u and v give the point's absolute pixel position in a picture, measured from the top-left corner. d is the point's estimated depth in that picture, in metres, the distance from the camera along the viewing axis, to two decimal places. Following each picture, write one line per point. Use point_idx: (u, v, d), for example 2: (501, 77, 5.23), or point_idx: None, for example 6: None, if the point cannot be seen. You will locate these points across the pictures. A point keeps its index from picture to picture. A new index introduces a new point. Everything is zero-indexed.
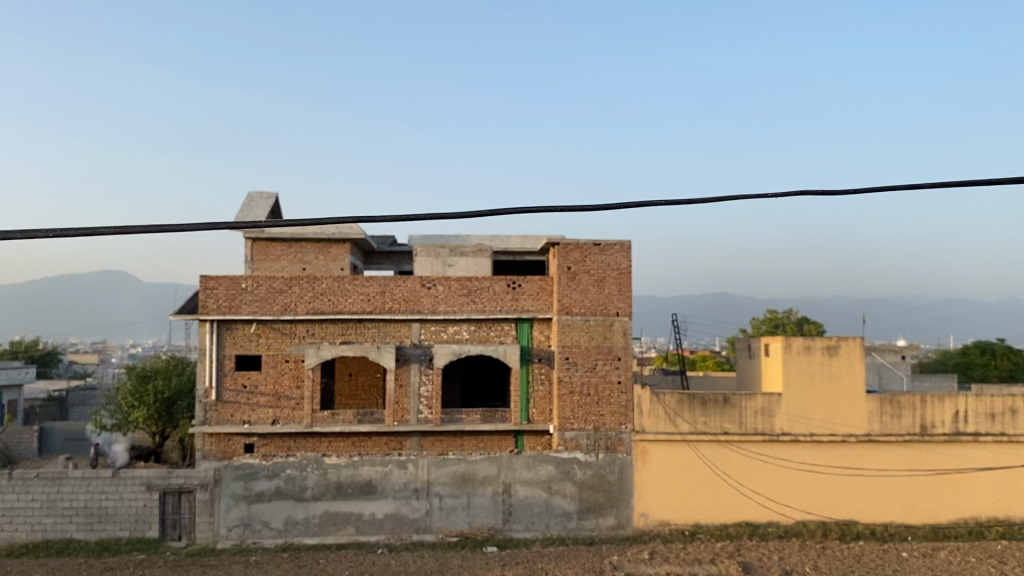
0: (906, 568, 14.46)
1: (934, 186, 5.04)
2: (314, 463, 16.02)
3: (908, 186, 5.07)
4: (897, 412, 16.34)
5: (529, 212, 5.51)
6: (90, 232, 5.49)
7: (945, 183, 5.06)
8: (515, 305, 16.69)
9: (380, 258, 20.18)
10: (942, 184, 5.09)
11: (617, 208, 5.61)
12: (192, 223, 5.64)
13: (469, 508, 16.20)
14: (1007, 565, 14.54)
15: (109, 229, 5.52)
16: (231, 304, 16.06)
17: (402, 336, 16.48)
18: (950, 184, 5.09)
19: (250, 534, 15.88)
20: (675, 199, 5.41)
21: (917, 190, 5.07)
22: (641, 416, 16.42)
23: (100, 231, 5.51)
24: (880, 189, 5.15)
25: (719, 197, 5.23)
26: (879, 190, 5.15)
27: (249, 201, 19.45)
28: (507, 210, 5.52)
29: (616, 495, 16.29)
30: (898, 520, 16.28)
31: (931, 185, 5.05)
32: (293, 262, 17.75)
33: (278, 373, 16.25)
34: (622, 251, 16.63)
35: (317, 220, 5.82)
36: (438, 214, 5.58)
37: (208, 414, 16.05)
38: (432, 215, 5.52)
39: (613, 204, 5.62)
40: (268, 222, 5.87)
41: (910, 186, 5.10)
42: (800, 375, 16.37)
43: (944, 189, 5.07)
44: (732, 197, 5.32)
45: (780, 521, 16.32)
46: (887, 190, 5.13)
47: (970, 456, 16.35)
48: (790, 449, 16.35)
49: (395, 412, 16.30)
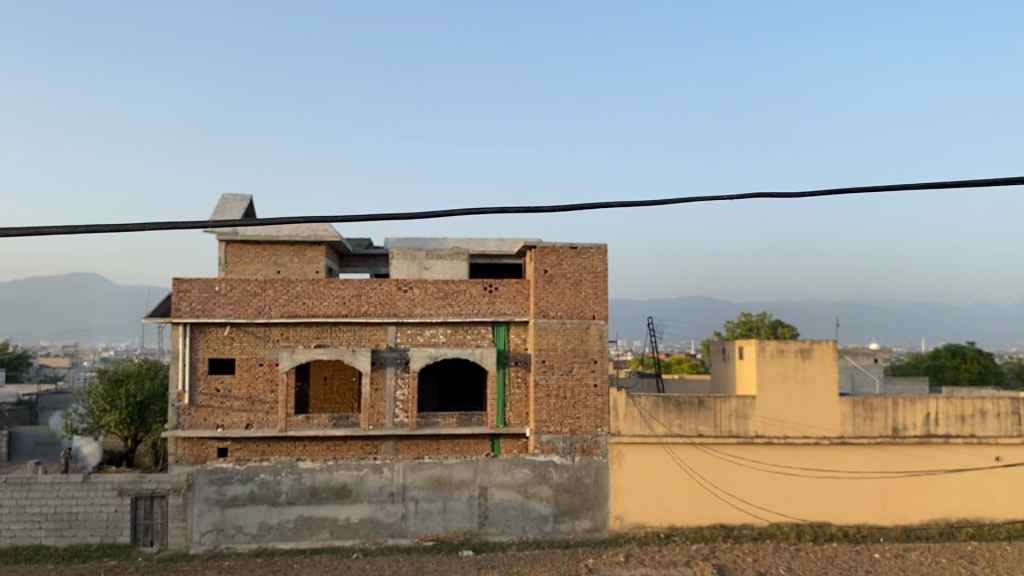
0: (879, 568, 14.64)
1: (885, 190, 5.14)
2: (289, 467, 15.89)
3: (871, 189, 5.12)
4: (869, 415, 16.50)
5: (483, 213, 5.61)
6: (33, 230, 5.46)
7: (908, 186, 5.11)
8: (492, 308, 16.68)
9: (356, 260, 20.06)
10: (906, 187, 5.13)
11: (572, 209, 5.67)
12: (142, 225, 5.65)
13: (445, 512, 16.16)
14: (977, 565, 14.78)
15: (51, 229, 5.49)
16: (204, 307, 15.90)
17: (378, 339, 16.43)
18: (918, 186, 5.10)
19: (223, 539, 15.73)
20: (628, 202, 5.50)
21: (871, 192, 5.15)
22: (617, 419, 16.47)
23: (42, 230, 5.47)
24: (833, 194, 5.25)
25: (668, 201, 5.34)
26: (842, 194, 5.21)
27: (223, 203, 19.29)
28: (461, 210, 5.60)
29: (592, 498, 16.31)
30: (870, 521, 16.44)
31: (884, 188, 5.14)
32: (267, 264, 17.61)
33: (252, 377, 16.13)
34: (598, 254, 16.66)
35: (272, 222, 5.84)
36: (393, 216, 5.63)
37: (181, 418, 15.88)
38: (386, 215, 5.59)
39: (567, 206, 5.69)
40: (224, 222, 5.89)
41: (871, 189, 5.17)
42: (773, 379, 16.50)
43: (907, 191, 5.13)
44: (684, 200, 5.42)
45: (754, 523, 16.43)
46: (834, 193, 5.25)
47: (941, 457, 16.55)
48: (764, 452, 16.46)
49: (370, 416, 16.23)
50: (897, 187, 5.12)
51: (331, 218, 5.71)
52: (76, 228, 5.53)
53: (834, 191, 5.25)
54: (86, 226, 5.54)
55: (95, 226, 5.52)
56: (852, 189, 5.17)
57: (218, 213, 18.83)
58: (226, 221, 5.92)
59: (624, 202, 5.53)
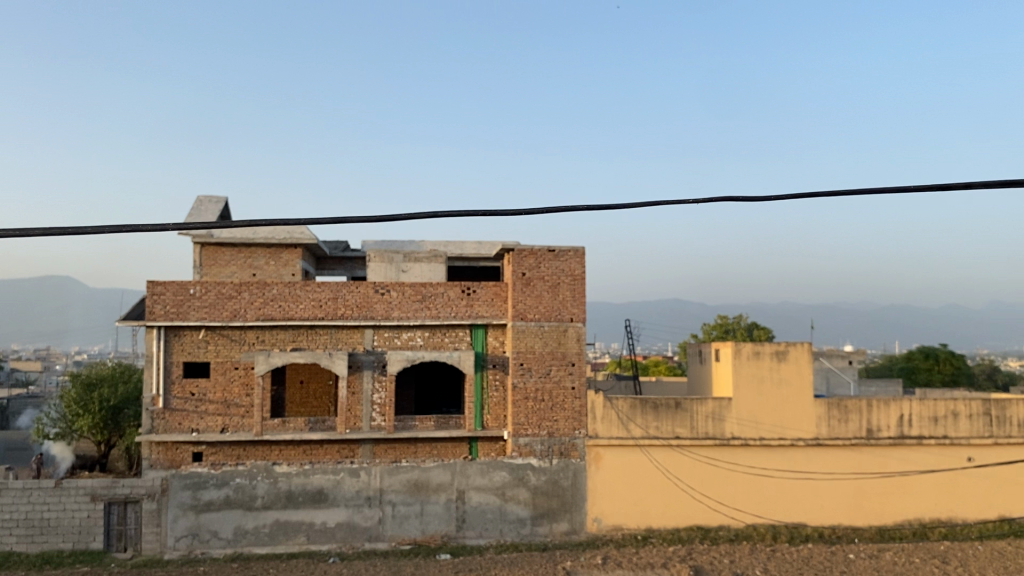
0: (854, 569, 14.77)
1: (841, 195, 5.17)
2: (264, 471, 15.74)
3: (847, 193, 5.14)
4: (844, 416, 16.64)
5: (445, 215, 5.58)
6: None
7: (863, 192, 5.16)
8: (470, 311, 16.63)
9: (332, 263, 19.95)
10: (867, 192, 5.18)
11: (534, 211, 5.66)
12: (98, 228, 5.55)
13: (423, 515, 16.09)
14: (949, 565, 14.96)
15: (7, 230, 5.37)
16: (179, 310, 15.76)
17: (355, 342, 16.33)
18: (881, 191, 5.14)
19: (198, 544, 15.55)
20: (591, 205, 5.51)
21: (830, 197, 5.18)
22: (594, 421, 16.49)
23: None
24: (791, 198, 5.27)
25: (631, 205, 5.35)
26: (804, 198, 5.23)
27: (198, 205, 19.14)
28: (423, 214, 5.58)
29: (569, 500, 16.33)
30: (845, 522, 16.57)
31: (841, 194, 5.17)
32: (243, 267, 17.47)
33: (227, 381, 16.00)
34: (576, 256, 16.68)
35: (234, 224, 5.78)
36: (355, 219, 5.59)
37: (155, 422, 15.75)
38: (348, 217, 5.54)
39: (530, 209, 5.67)
40: (185, 223, 5.82)
41: (829, 195, 5.19)
42: (749, 380, 16.59)
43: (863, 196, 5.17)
44: (646, 203, 5.41)
45: (730, 524, 16.50)
46: (792, 198, 5.28)
47: (914, 459, 16.71)
48: (740, 453, 16.56)
49: (347, 419, 16.18)
50: (871, 192, 5.17)
51: (310, 222, 5.67)
52: (38, 228, 5.44)
53: (792, 195, 5.25)
54: (42, 228, 5.43)
55: (65, 227, 5.44)
56: (814, 194, 5.20)
57: (193, 215, 18.68)
58: (205, 223, 5.87)
59: (604, 205, 5.52)
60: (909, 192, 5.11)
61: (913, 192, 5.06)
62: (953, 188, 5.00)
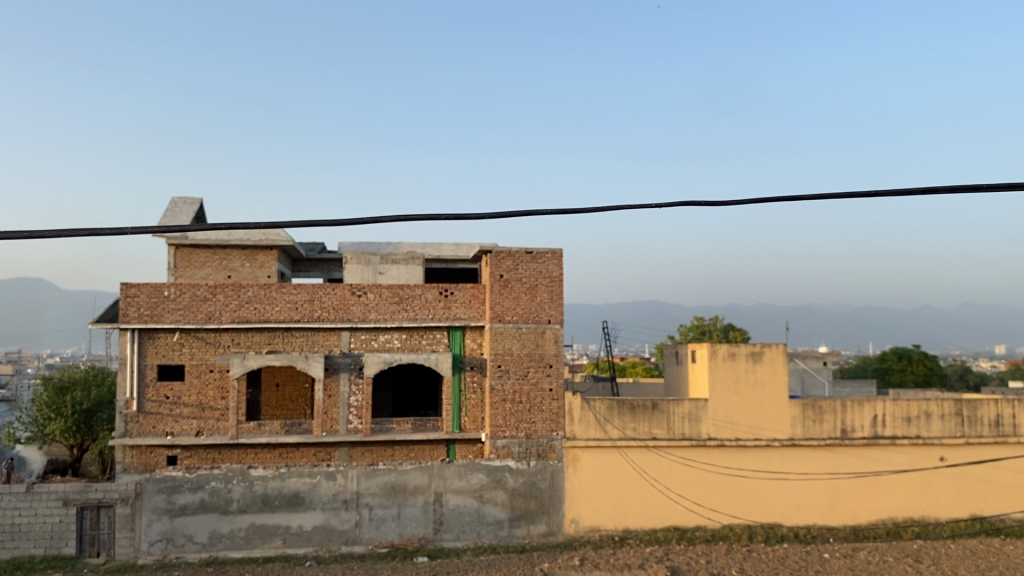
0: (828, 568, 14.89)
1: (804, 199, 5.20)
2: (240, 475, 15.60)
3: (821, 197, 5.18)
4: (819, 417, 16.79)
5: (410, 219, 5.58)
6: None
7: (823, 196, 5.21)
8: (448, 313, 16.60)
9: (308, 264, 19.83)
10: (827, 197, 5.23)
11: (499, 216, 5.65)
12: (56, 232, 5.45)
13: (400, 518, 16.04)
14: (922, 564, 15.14)
15: None
16: (153, 312, 15.60)
17: (331, 345, 16.25)
18: (841, 196, 5.21)
19: (173, 549, 15.40)
20: (556, 210, 5.52)
21: (793, 202, 5.21)
22: (572, 423, 16.52)
23: None
24: (752, 203, 5.30)
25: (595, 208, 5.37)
26: (765, 203, 5.27)
27: (173, 206, 18.97)
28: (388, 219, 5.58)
29: (547, 502, 16.34)
30: (820, 522, 16.71)
31: (803, 198, 5.20)
32: (218, 269, 17.33)
33: (202, 384, 15.87)
34: (554, 259, 16.71)
35: (198, 227, 5.74)
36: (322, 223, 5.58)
37: (129, 426, 15.57)
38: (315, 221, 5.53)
39: (495, 214, 5.66)
40: (149, 227, 5.77)
41: (790, 199, 5.23)
42: (725, 382, 16.69)
43: (824, 200, 5.22)
44: (610, 207, 5.42)
45: (706, 525, 16.59)
46: (754, 202, 5.30)
47: (888, 459, 16.88)
48: (716, 454, 16.65)
49: (323, 422, 16.08)
50: (845, 195, 5.20)
51: (288, 224, 5.64)
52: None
53: (752, 200, 5.28)
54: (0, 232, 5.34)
55: (26, 231, 5.35)
56: (775, 198, 5.24)
57: (167, 216, 18.52)
58: (179, 226, 5.81)
59: (582, 207, 5.52)
60: (866, 198, 5.18)
61: (886, 198, 5.10)
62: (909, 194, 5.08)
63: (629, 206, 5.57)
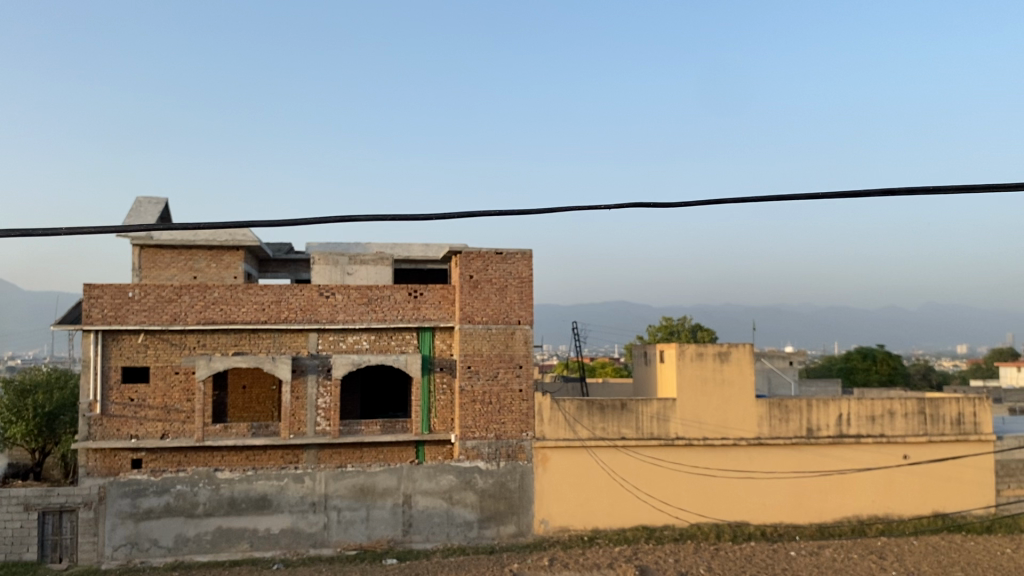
0: (795, 566, 15.06)
1: (761, 201, 5.26)
2: (206, 478, 15.45)
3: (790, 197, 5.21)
4: (785, 416, 16.97)
5: (373, 219, 5.58)
6: None
7: (781, 197, 5.26)
8: (417, 314, 16.54)
9: (275, 265, 19.66)
10: (785, 198, 5.29)
11: (459, 216, 5.66)
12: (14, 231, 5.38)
13: (368, 520, 15.96)
14: (886, 560, 15.37)
15: None
16: (117, 313, 15.36)
17: (299, 346, 16.12)
18: (799, 197, 5.28)
19: (137, 553, 15.19)
20: (517, 210, 5.54)
21: (749, 204, 5.27)
22: (541, 423, 16.54)
23: None
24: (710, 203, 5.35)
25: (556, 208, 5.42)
26: (723, 203, 5.33)
27: (138, 206, 18.71)
28: (351, 219, 5.59)
29: (516, 503, 16.35)
30: (786, 520, 16.89)
31: (761, 199, 5.25)
32: (183, 270, 17.11)
33: (167, 386, 15.67)
34: (523, 259, 16.73)
35: (160, 227, 5.70)
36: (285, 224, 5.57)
37: (93, 429, 15.32)
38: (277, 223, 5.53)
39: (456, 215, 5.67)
40: (110, 227, 5.72)
41: (748, 201, 5.28)
42: (693, 381, 16.82)
43: (781, 201, 5.28)
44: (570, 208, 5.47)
45: (674, 524, 16.70)
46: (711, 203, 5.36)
47: (853, 457, 17.10)
48: (684, 453, 16.77)
49: (291, 424, 15.93)
50: (804, 198, 5.27)
51: (257, 223, 5.59)
52: None
53: (709, 201, 5.34)
54: None
55: None
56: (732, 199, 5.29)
57: (132, 216, 18.27)
58: (143, 226, 5.77)
59: (552, 207, 5.51)
60: (820, 199, 5.26)
61: (854, 198, 5.15)
62: (860, 195, 5.18)
63: (590, 206, 5.58)
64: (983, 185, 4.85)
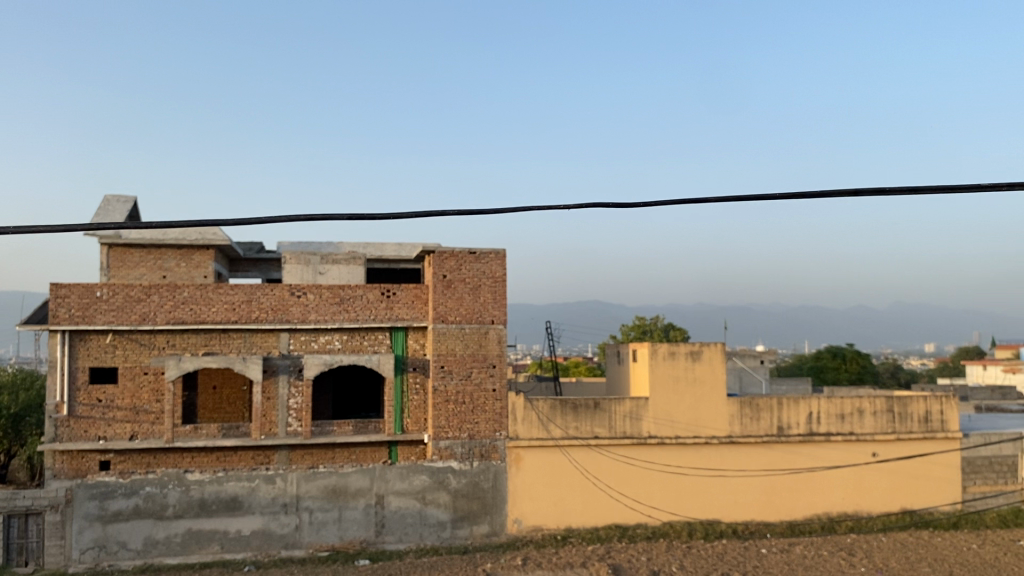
0: (766, 563, 15.20)
1: (729, 201, 5.27)
2: (175, 479, 15.30)
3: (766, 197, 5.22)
4: (756, 414, 17.12)
5: (343, 219, 5.56)
6: None
7: (749, 197, 5.29)
8: (390, 313, 16.47)
9: (246, 264, 19.47)
10: (754, 199, 5.31)
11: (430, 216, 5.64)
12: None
13: (341, 521, 15.86)
14: (855, 557, 15.55)
15: None
16: (84, 313, 15.14)
17: (270, 346, 16.00)
18: (766, 198, 5.31)
19: (105, 556, 15.00)
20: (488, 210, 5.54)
21: (718, 204, 5.29)
22: (515, 423, 16.54)
23: None
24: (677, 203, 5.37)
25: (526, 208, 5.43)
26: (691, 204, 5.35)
27: (105, 205, 18.45)
28: (322, 219, 5.56)
29: (489, 502, 16.34)
30: (757, 517, 17.04)
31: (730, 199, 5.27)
32: (152, 269, 16.93)
33: (136, 387, 15.47)
34: (497, 259, 16.72)
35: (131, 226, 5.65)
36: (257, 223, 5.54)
37: (59, 431, 15.07)
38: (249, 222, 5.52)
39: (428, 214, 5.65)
40: (78, 226, 5.64)
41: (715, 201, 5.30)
42: (665, 380, 16.90)
43: (749, 201, 5.30)
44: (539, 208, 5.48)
45: (647, 522, 16.77)
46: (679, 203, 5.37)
47: (823, 455, 17.29)
48: (656, 452, 16.85)
49: (262, 425, 15.79)
50: (774, 198, 5.29)
51: (229, 221, 5.52)
52: None
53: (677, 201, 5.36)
54: None
55: None
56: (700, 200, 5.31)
57: (99, 215, 18.01)
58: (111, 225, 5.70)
59: (522, 207, 5.51)
60: (787, 199, 5.30)
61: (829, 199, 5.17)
62: (826, 196, 5.22)
63: (560, 207, 5.59)
64: (956, 185, 4.90)
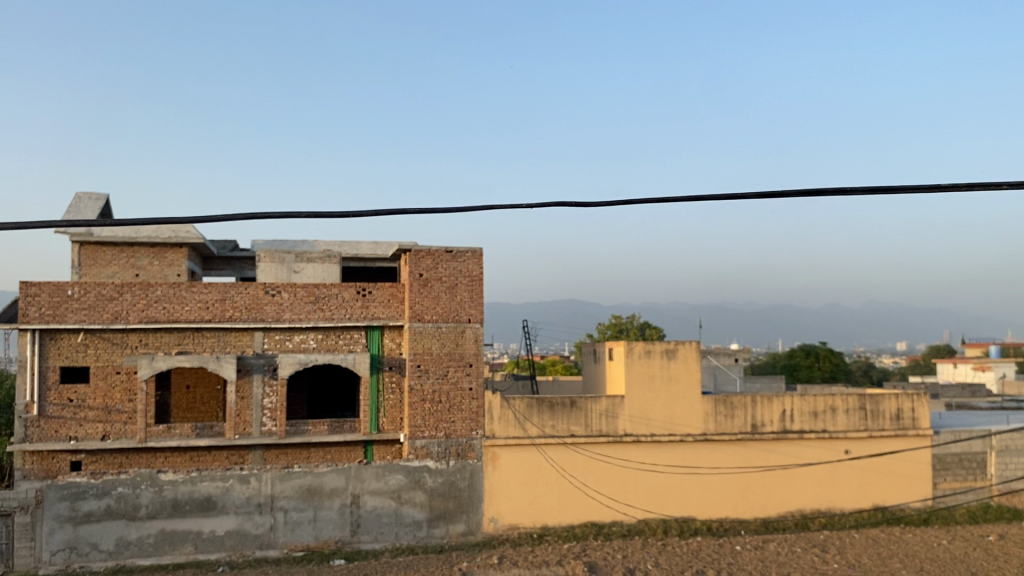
0: (740, 560, 15.33)
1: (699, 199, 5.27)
2: (148, 480, 15.13)
3: (737, 195, 5.22)
4: (730, 412, 17.24)
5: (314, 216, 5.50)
6: None
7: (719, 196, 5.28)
8: (366, 312, 16.42)
9: (220, 263, 19.32)
10: (724, 198, 5.30)
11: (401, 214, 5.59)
12: None
13: (316, 521, 15.79)
14: (828, 553, 15.72)
15: None
16: (55, 312, 14.95)
17: (244, 345, 15.88)
18: (736, 196, 5.30)
19: (76, 558, 14.84)
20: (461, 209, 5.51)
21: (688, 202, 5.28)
22: (491, 421, 16.55)
23: None
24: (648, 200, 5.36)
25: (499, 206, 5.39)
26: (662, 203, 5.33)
27: (77, 202, 18.22)
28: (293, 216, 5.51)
29: (465, 501, 16.34)
30: (732, 514, 17.17)
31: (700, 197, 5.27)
32: (125, 267, 16.78)
33: (108, 386, 15.30)
34: (473, 258, 16.70)
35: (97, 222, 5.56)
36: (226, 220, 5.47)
37: (29, 431, 14.87)
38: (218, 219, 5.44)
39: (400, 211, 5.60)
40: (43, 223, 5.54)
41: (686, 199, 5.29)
42: (641, 378, 16.97)
43: (719, 200, 5.29)
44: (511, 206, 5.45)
45: (623, 520, 16.84)
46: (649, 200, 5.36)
47: (796, 452, 17.46)
48: (632, 450, 16.92)
49: (235, 425, 15.66)
50: (744, 196, 5.29)
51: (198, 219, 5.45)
52: None
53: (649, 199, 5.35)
54: None
55: None
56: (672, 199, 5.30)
57: (70, 212, 17.79)
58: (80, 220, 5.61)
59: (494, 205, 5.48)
60: (756, 198, 5.29)
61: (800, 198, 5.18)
62: (795, 196, 5.23)
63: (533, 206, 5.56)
64: (921, 185, 4.94)
